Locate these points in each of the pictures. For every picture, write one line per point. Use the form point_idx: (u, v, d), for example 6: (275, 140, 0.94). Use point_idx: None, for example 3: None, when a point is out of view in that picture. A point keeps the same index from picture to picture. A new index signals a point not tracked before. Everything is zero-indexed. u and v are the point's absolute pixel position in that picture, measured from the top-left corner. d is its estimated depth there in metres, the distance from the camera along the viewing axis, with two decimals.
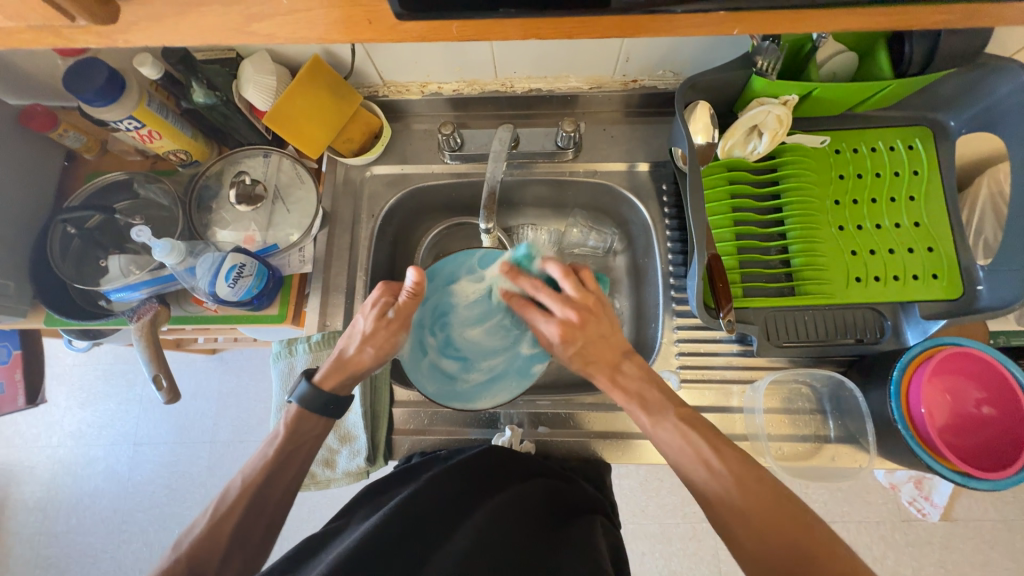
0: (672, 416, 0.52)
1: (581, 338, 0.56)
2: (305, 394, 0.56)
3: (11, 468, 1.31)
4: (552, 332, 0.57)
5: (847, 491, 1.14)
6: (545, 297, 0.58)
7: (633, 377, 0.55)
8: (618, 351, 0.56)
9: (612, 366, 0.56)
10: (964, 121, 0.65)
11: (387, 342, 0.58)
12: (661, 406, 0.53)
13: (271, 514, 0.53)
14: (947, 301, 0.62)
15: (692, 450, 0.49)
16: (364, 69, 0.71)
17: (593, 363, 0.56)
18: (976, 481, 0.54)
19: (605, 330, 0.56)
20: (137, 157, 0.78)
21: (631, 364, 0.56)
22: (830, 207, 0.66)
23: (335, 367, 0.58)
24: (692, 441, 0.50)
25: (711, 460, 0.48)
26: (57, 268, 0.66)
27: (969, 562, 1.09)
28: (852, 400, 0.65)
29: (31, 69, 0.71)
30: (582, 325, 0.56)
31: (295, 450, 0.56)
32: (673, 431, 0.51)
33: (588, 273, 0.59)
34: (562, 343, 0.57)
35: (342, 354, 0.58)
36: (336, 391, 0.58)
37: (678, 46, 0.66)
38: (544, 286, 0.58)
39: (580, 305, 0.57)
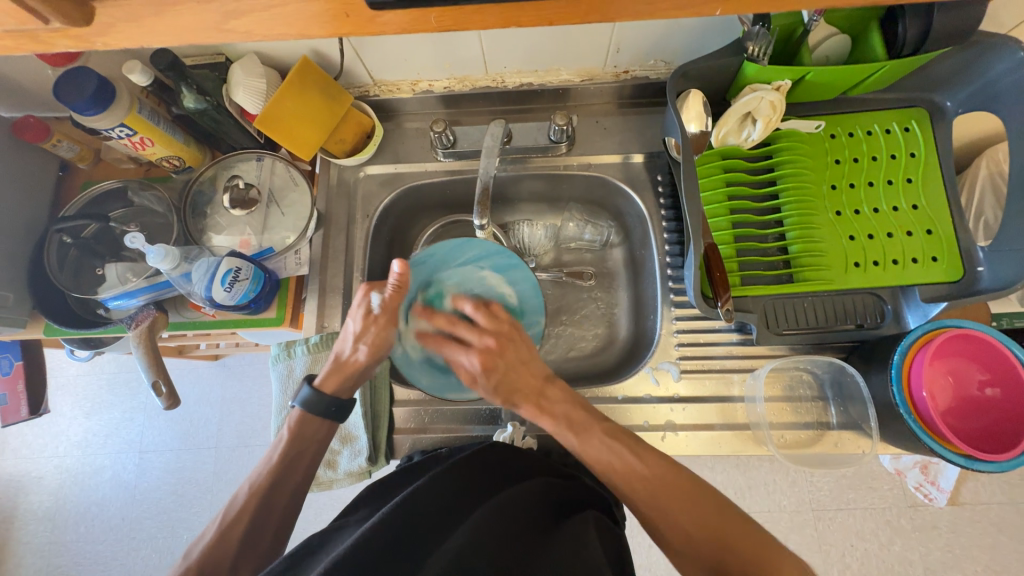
0: (597, 433, 0.54)
1: (502, 364, 0.58)
2: (307, 399, 0.57)
3: (18, 479, 1.31)
4: (473, 363, 0.57)
5: (852, 479, 1.14)
6: (460, 330, 0.59)
7: (558, 401, 0.56)
8: (539, 377, 0.58)
9: (537, 394, 0.57)
10: (960, 101, 0.65)
11: (380, 337, 0.58)
12: (584, 425, 0.55)
13: (281, 518, 0.54)
14: (948, 284, 0.61)
15: (620, 460, 0.51)
16: (353, 69, 0.71)
17: (520, 391, 0.57)
18: (980, 463, 0.54)
19: (523, 354, 0.58)
20: (131, 164, 0.78)
21: (556, 389, 0.57)
22: (827, 191, 0.66)
23: (331, 367, 0.59)
24: (618, 454, 0.52)
25: (633, 465, 0.51)
26: (54, 278, 0.66)
27: (977, 546, 1.08)
28: (854, 385, 0.65)
29: (21, 80, 0.71)
30: (500, 351, 0.58)
31: (299, 455, 0.56)
32: (600, 446, 0.53)
33: (498, 306, 0.61)
34: (484, 373, 0.57)
35: (339, 357, 0.59)
36: (336, 394, 0.58)
37: (669, 35, 0.65)
38: (458, 321, 0.60)
39: (497, 334, 0.58)
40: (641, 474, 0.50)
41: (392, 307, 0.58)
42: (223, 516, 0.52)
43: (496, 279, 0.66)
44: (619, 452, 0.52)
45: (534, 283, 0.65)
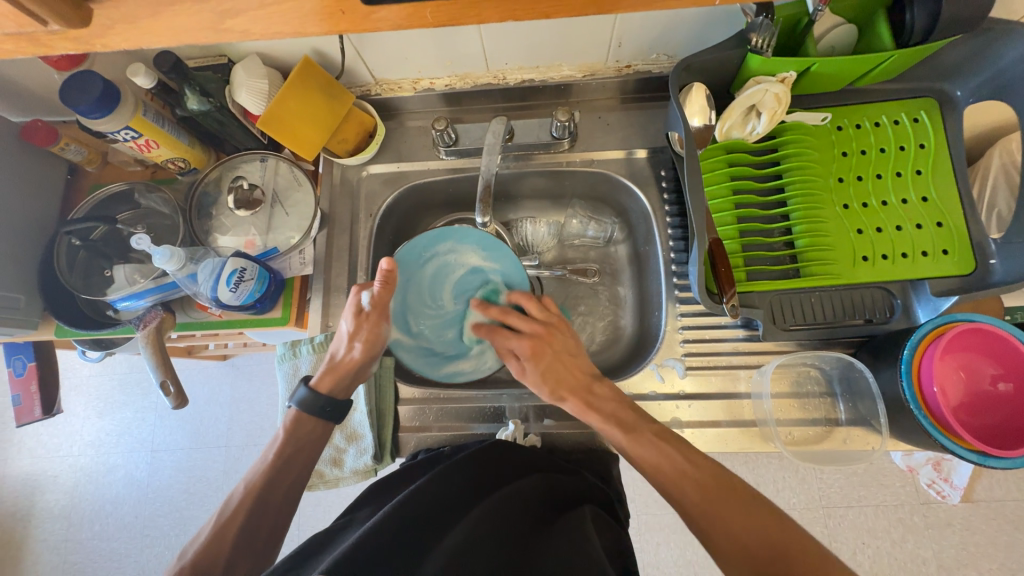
0: (647, 434, 0.55)
1: (548, 355, 0.62)
2: (302, 400, 0.59)
3: (35, 478, 1.34)
4: (525, 349, 0.62)
5: (863, 476, 1.12)
6: (515, 320, 0.65)
7: (606, 399, 0.59)
8: (585, 374, 0.62)
9: (586, 389, 0.60)
10: (970, 90, 0.63)
11: (371, 334, 0.61)
12: (634, 425, 0.56)
13: (275, 518, 0.54)
14: (959, 277, 0.60)
15: (670, 464, 0.52)
16: (355, 68, 0.71)
17: (567, 387, 0.61)
18: (994, 460, 0.53)
19: (569, 346, 0.64)
20: (138, 167, 0.79)
21: (602, 388, 0.60)
22: (834, 184, 0.65)
23: (328, 367, 0.61)
24: (668, 454, 0.53)
25: (683, 467, 0.52)
26: (63, 279, 0.67)
27: (992, 543, 1.07)
28: (862, 380, 0.64)
29: (29, 84, 0.72)
30: (549, 341, 0.63)
31: (296, 454, 0.57)
32: (650, 447, 0.54)
33: (552, 300, 0.67)
34: (531, 360, 0.62)
35: (334, 358, 0.61)
36: (331, 394, 0.60)
37: (671, 28, 0.65)
38: (513, 311, 0.65)
39: (545, 324, 0.64)
40: (692, 476, 0.51)
41: (381, 304, 0.61)
42: (219, 515, 0.53)
43: (479, 258, 0.69)
44: (671, 455, 0.53)
45: (513, 258, 0.68)
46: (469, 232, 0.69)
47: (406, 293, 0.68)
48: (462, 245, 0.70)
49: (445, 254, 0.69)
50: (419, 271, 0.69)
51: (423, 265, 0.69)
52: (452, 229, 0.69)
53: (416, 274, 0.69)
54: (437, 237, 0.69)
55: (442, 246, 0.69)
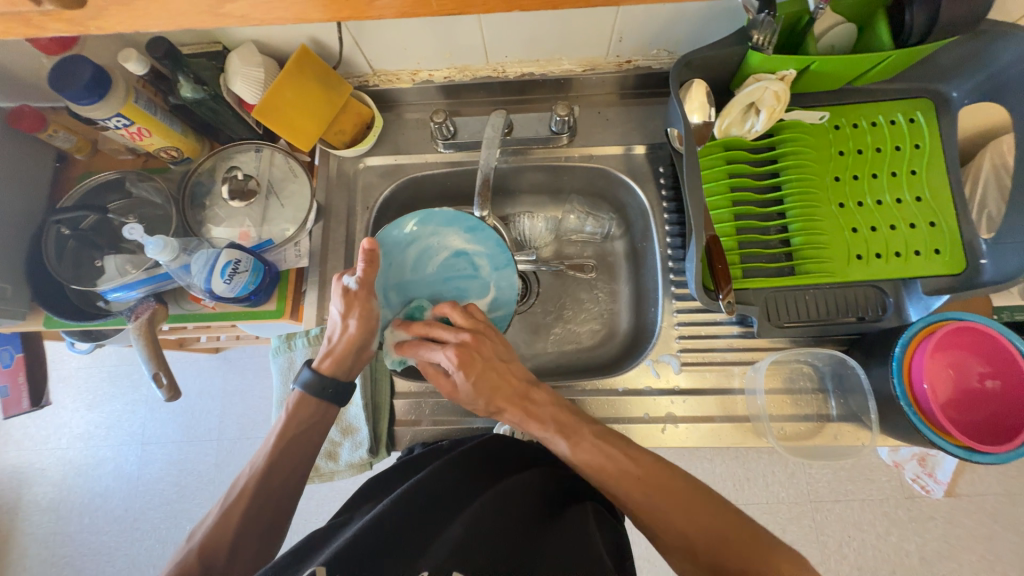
0: (587, 435, 0.54)
1: (479, 361, 0.57)
2: (307, 381, 0.58)
3: (22, 471, 1.32)
4: (450, 360, 0.56)
5: (851, 471, 1.14)
6: (440, 332, 0.59)
7: (544, 404, 0.56)
8: (522, 380, 0.58)
9: (521, 396, 0.57)
10: (966, 91, 0.64)
11: (365, 310, 0.57)
12: (574, 428, 0.55)
13: (280, 503, 0.54)
14: (950, 276, 0.61)
15: (612, 463, 0.52)
16: (353, 58, 0.70)
17: (501, 395, 0.57)
18: (979, 455, 0.54)
19: (498, 352, 0.59)
20: (128, 156, 0.77)
21: (540, 393, 0.57)
22: (830, 183, 0.65)
23: (327, 350, 0.59)
24: (610, 454, 0.52)
25: (628, 467, 0.51)
26: (53, 269, 0.65)
27: (973, 536, 1.09)
28: (854, 377, 0.65)
29: (17, 69, 0.70)
30: (477, 347, 0.58)
31: (303, 435, 0.57)
32: (592, 451, 0.53)
33: (476, 306, 0.63)
34: (460, 369, 0.56)
35: (332, 339, 0.58)
36: (334, 375, 0.58)
37: (673, 23, 0.64)
38: (437, 323, 0.59)
39: (474, 329, 0.59)
40: (679, 485, 0.51)
41: (368, 280, 0.57)
42: (226, 498, 0.53)
43: (462, 240, 0.69)
44: (610, 454, 0.52)
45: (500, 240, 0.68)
46: (452, 215, 0.68)
47: (391, 273, 0.66)
48: (445, 228, 0.69)
49: (428, 235, 0.68)
50: (403, 252, 0.67)
51: (406, 248, 0.67)
52: (437, 214, 0.68)
53: (400, 255, 0.67)
54: (422, 221, 0.68)
55: (427, 229, 0.68)
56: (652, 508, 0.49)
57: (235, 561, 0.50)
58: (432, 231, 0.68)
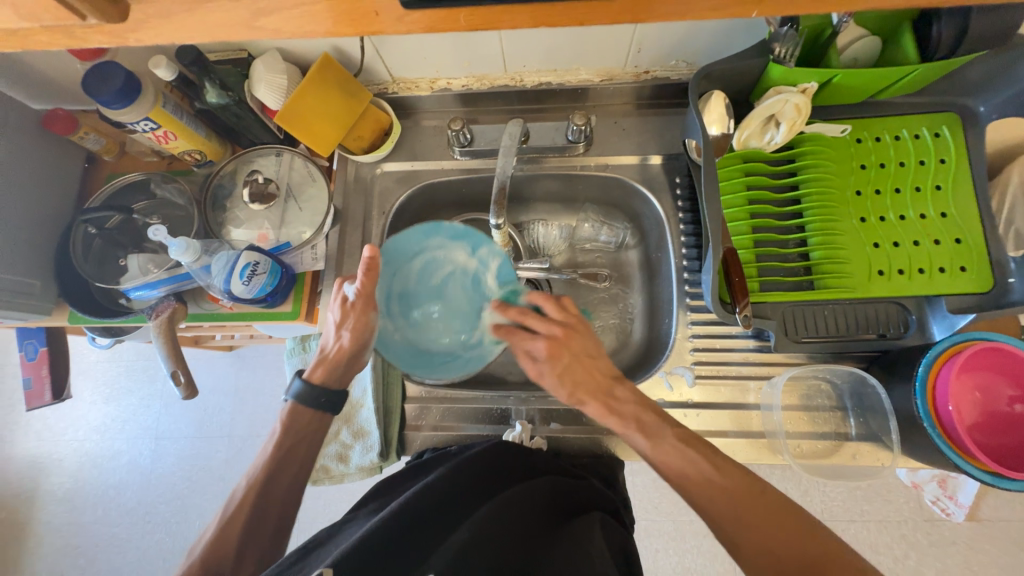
0: (670, 438, 0.52)
1: (567, 354, 0.57)
2: (298, 392, 0.58)
3: (40, 461, 1.35)
4: (540, 351, 0.57)
5: (867, 490, 1.11)
6: (532, 321, 0.59)
7: (626, 402, 0.55)
8: (606, 377, 0.57)
9: (605, 392, 0.56)
10: (994, 106, 0.62)
11: (358, 322, 0.58)
12: (657, 429, 0.53)
13: (281, 513, 0.55)
14: (976, 295, 0.59)
15: (694, 469, 0.50)
16: (373, 66, 0.71)
17: (585, 389, 0.57)
18: (1007, 481, 0.52)
19: (590, 348, 0.58)
20: (154, 158, 0.80)
21: (624, 391, 0.56)
22: (852, 197, 0.64)
23: (320, 359, 0.60)
24: (692, 458, 0.50)
25: (710, 476, 0.49)
26: (79, 267, 0.67)
27: (996, 564, 1.05)
28: (874, 396, 0.64)
29: (51, 74, 0.73)
30: (567, 342, 0.58)
31: (295, 447, 0.57)
32: (673, 452, 0.51)
33: (570, 301, 0.61)
34: (549, 360, 0.57)
35: (325, 348, 0.59)
36: (325, 384, 0.59)
37: (693, 35, 0.64)
38: (531, 313, 0.60)
39: (565, 325, 0.59)
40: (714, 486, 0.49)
41: (366, 293, 0.58)
42: (223, 512, 0.53)
43: (468, 256, 0.67)
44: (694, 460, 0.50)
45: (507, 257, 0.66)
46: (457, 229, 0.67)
47: (391, 283, 0.64)
48: (451, 243, 0.67)
49: (433, 248, 0.67)
50: (406, 263, 0.65)
51: (411, 259, 0.65)
52: (441, 226, 0.66)
53: (404, 266, 0.65)
54: (425, 233, 0.66)
55: (431, 242, 0.66)
56: (732, 518, 0.47)
57: (240, 569, 0.51)
58: (438, 244, 0.67)
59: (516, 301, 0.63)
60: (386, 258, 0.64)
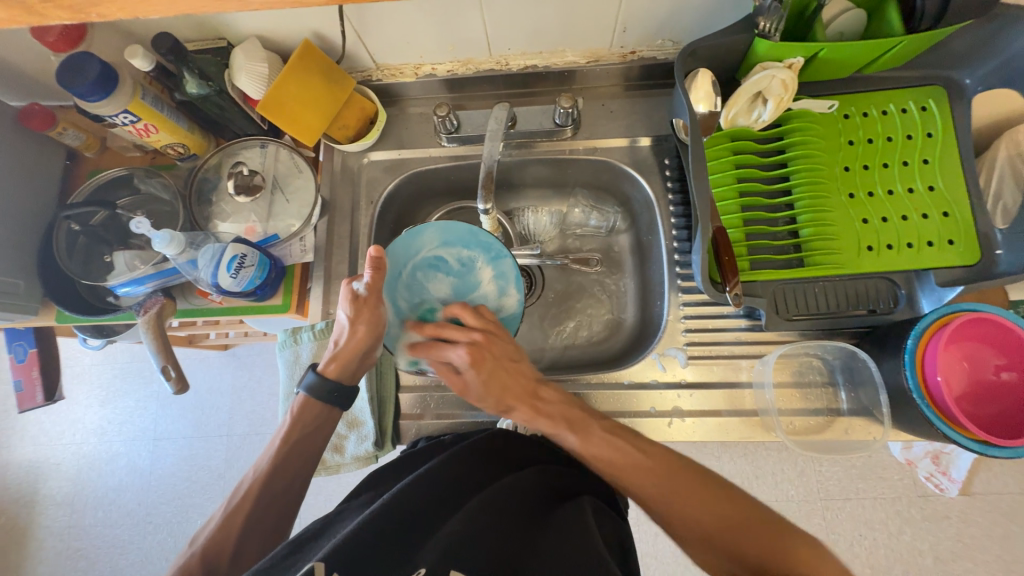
0: (597, 430, 0.54)
1: (490, 360, 0.57)
2: (312, 385, 0.58)
3: (38, 465, 1.35)
4: (462, 358, 0.56)
5: (862, 468, 1.13)
6: (449, 332, 0.58)
7: (553, 402, 0.56)
8: (529, 378, 0.58)
9: (532, 395, 0.57)
10: (979, 78, 0.62)
11: (374, 316, 0.58)
12: (584, 422, 0.55)
13: (275, 508, 0.54)
14: (964, 267, 0.60)
15: (624, 456, 0.51)
16: (355, 52, 0.70)
17: (511, 392, 0.57)
18: (995, 450, 0.53)
19: (508, 352, 0.58)
20: (136, 153, 0.78)
21: (549, 391, 0.57)
22: (839, 173, 0.64)
23: (332, 353, 0.59)
24: (620, 447, 0.52)
25: (638, 460, 0.51)
26: (63, 265, 0.66)
27: (988, 536, 1.07)
28: (865, 370, 0.64)
29: (27, 68, 0.71)
30: (488, 346, 0.57)
31: (303, 440, 0.57)
32: (603, 444, 0.53)
33: (485, 308, 0.61)
34: (472, 367, 0.56)
35: (338, 344, 0.58)
36: (338, 379, 0.59)
37: (678, 11, 0.63)
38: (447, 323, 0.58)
39: (484, 330, 0.59)
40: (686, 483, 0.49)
41: (377, 289, 0.58)
42: (223, 505, 0.53)
43: (467, 251, 0.65)
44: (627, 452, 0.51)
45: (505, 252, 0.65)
46: (444, 229, 0.65)
47: (403, 304, 0.63)
48: (449, 238, 0.65)
49: (434, 245, 0.65)
50: (407, 277, 0.64)
51: (411, 260, 0.64)
52: (430, 225, 0.65)
53: (404, 268, 0.64)
54: (415, 237, 0.64)
55: (425, 246, 0.65)
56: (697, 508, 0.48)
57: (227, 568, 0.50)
58: (437, 241, 0.65)
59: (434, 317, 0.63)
60: (388, 263, 0.63)
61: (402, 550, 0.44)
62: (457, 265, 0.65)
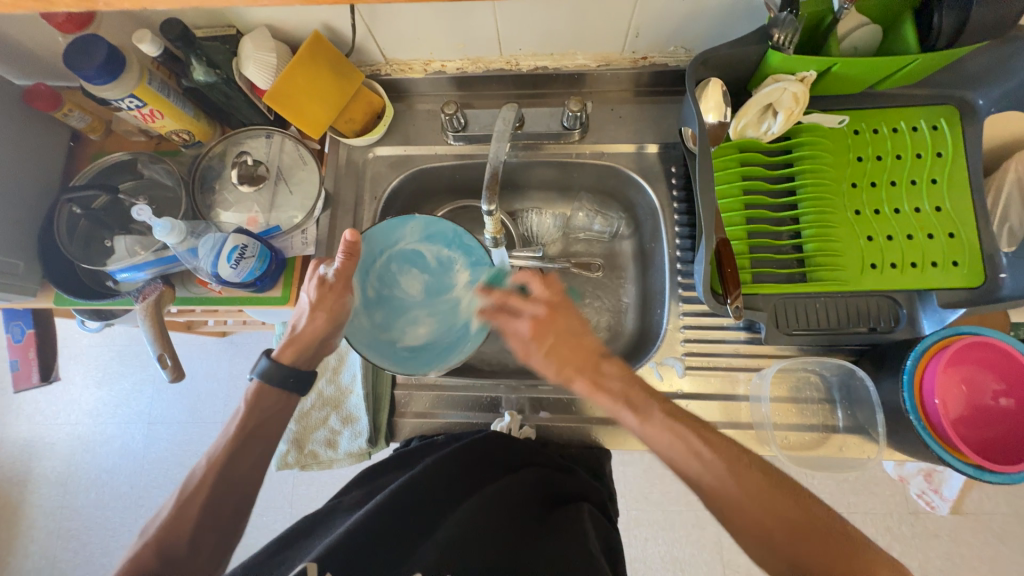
0: (658, 415, 0.51)
1: (552, 333, 0.56)
2: (265, 370, 0.56)
3: (32, 444, 1.35)
4: (525, 329, 0.56)
5: (854, 483, 1.13)
6: (515, 301, 0.58)
7: (614, 378, 0.54)
8: (591, 351, 0.56)
9: (593, 369, 0.55)
10: (993, 99, 0.62)
11: (336, 305, 0.57)
12: (644, 404, 0.52)
13: None
14: (967, 290, 0.59)
15: (682, 446, 0.49)
16: (365, 45, 0.70)
17: (574, 368, 0.55)
18: (990, 474, 0.53)
19: (574, 326, 0.56)
20: (141, 137, 0.78)
21: (610, 365, 0.55)
22: (846, 189, 0.64)
23: (288, 338, 0.57)
24: (681, 437, 0.49)
25: (699, 455, 0.48)
26: (64, 248, 0.66)
27: (978, 556, 1.07)
28: (862, 389, 0.64)
29: (34, 48, 0.71)
30: (552, 320, 0.56)
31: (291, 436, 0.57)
32: (663, 431, 0.50)
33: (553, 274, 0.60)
34: (536, 339, 0.56)
35: (295, 328, 0.57)
36: (293, 365, 0.58)
37: (691, 19, 0.63)
38: (513, 292, 0.60)
39: (548, 303, 0.57)
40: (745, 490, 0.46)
41: (345, 277, 0.57)
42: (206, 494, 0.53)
43: (443, 252, 0.68)
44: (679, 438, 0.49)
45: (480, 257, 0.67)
46: (425, 224, 0.67)
47: (373, 293, 0.65)
48: (428, 240, 0.68)
49: (412, 242, 0.68)
50: (381, 267, 0.66)
51: (388, 255, 0.66)
52: (413, 220, 0.67)
53: (382, 262, 0.66)
54: (396, 229, 0.66)
55: (404, 239, 0.67)
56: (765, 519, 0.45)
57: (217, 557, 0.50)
58: (416, 238, 0.67)
59: (502, 282, 0.65)
60: (366, 253, 0.65)
61: (397, 550, 0.44)
62: (433, 263, 0.68)
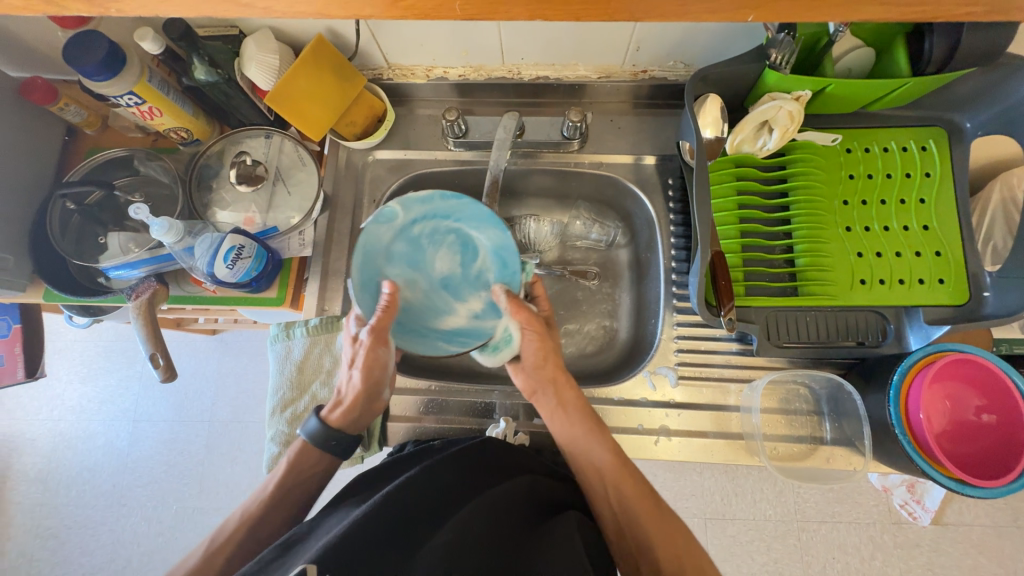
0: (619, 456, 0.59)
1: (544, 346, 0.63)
2: (313, 431, 0.59)
3: (12, 439, 1.32)
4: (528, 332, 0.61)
5: (839, 492, 1.14)
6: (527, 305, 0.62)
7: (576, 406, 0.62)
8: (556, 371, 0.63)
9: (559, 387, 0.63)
10: (980, 122, 0.64)
11: (371, 361, 0.58)
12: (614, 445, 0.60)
13: None
14: (952, 307, 0.61)
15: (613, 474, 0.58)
16: (368, 50, 0.70)
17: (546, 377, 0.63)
18: (971, 489, 0.54)
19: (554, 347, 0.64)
20: (138, 134, 0.77)
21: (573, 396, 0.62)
22: (838, 206, 0.65)
23: (340, 401, 0.60)
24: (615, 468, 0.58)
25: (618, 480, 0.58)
26: (55, 244, 0.65)
27: (957, 566, 1.09)
28: (850, 402, 0.66)
29: (32, 40, 0.70)
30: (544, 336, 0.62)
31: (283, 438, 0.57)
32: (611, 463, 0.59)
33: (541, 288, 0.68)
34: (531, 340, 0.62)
35: (342, 390, 0.60)
36: (341, 428, 0.60)
37: (690, 36, 0.64)
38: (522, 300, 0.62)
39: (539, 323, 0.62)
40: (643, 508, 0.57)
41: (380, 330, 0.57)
42: None
43: (489, 276, 0.62)
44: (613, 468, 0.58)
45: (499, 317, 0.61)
46: (504, 242, 0.61)
47: (415, 232, 0.61)
48: (490, 256, 0.62)
49: (480, 244, 0.62)
50: (441, 226, 0.62)
51: (458, 224, 0.62)
52: (499, 229, 0.61)
53: (445, 223, 0.62)
54: (481, 220, 0.61)
55: (481, 235, 0.62)
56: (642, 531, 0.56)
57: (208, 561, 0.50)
58: (485, 246, 0.62)
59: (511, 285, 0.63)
60: (446, 196, 0.61)
61: (395, 555, 0.44)
62: (474, 272, 0.62)
